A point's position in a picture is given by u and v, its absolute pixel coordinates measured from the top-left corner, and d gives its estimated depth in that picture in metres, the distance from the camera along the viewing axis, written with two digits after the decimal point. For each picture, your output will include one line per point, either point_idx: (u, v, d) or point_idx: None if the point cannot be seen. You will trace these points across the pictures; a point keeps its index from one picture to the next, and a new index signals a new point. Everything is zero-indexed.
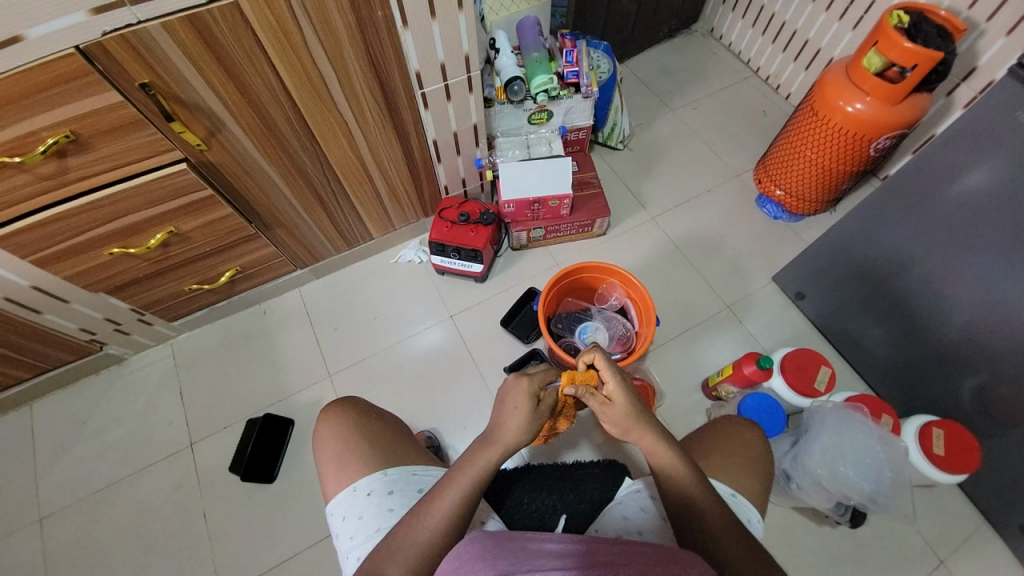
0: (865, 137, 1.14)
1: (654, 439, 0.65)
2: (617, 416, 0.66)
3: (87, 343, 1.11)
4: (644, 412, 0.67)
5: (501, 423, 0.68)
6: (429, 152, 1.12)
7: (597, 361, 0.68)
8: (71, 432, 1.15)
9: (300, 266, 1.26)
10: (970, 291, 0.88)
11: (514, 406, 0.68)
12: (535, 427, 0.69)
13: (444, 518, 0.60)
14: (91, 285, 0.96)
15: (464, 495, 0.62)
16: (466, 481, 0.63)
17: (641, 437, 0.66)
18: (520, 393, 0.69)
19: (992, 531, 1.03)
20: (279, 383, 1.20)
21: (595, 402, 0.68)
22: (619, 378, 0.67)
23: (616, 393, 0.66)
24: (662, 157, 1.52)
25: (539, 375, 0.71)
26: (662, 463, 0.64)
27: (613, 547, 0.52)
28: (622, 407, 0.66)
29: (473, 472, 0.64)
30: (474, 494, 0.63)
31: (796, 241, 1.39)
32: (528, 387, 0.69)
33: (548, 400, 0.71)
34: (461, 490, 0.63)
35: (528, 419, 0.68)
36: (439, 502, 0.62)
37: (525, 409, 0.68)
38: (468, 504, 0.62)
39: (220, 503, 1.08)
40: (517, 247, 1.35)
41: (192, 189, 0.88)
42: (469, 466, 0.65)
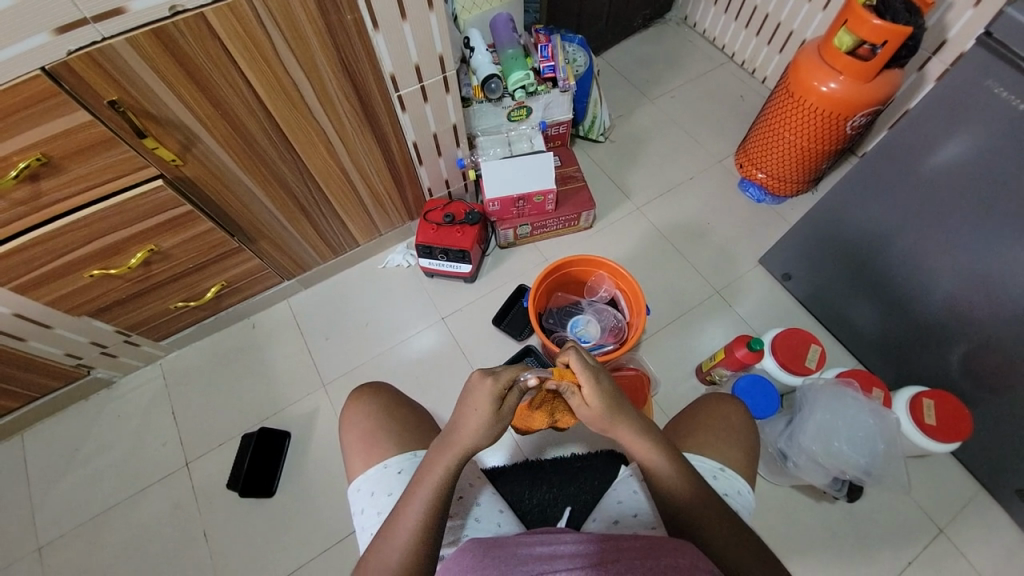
0: (841, 116, 1.16)
1: (634, 436, 0.63)
2: (593, 416, 0.65)
3: (74, 368, 1.10)
4: (623, 410, 0.64)
5: (459, 425, 0.62)
6: (410, 154, 1.11)
7: (572, 362, 0.64)
8: (65, 459, 1.13)
9: (287, 277, 1.25)
10: (953, 261, 0.90)
11: (472, 406, 0.61)
12: (500, 428, 0.63)
13: (409, 537, 0.57)
14: (73, 309, 0.95)
15: (427, 509, 0.58)
16: (427, 494, 0.59)
17: (619, 434, 0.64)
18: (479, 393, 0.62)
19: (988, 496, 1.05)
20: (273, 396, 1.19)
21: (576, 401, 0.66)
22: (595, 381, 0.64)
23: (592, 397, 0.63)
24: (644, 147, 1.53)
25: (506, 371, 0.63)
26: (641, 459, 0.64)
27: (602, 545, 0.54)
28: (599, 410, 0.64)
29: (433, 482, 0.60)
30: (439, 504, 0.59)
31: (780, 223, 1.41)
32: (491, 389, 0.61)
33: (512, 400, 0.64)
34: (424, 502, 0.59)
35: (490, 423, 0.61)
36: (403, 521, 0.58)
37: (486, 413, 0.61)
38: (433, 517, 0.58)
39: (220, 520, 1.07)
40: (504, 245, 1.34)
41: (170, 205, 0.87)
42: (429, 476, 0.60)
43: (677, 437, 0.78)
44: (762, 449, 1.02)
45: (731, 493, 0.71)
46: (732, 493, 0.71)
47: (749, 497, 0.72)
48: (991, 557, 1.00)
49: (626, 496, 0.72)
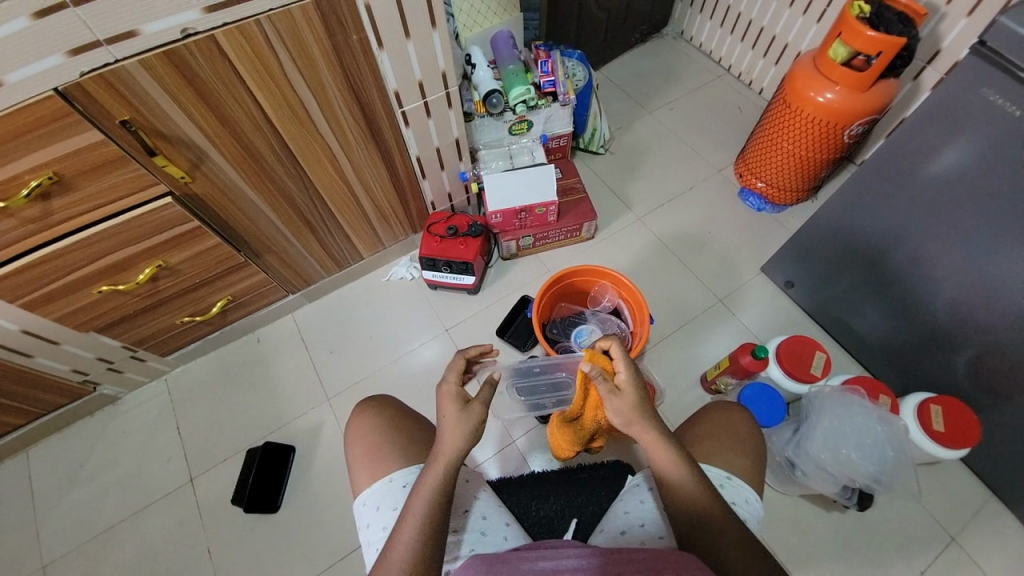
0: (838, 125, 1.17)
1: (657, 436, 0.63)
2: (623, 407, 0.64)
3: (80, 384, 1.10)
4: (650, 407, 0.65)
5: (440, 433, 0.64)
6: (413, 168, 1.13)
7: (615, 348, 0.68)
8: (69, 475, 1.13)
9: (292, 291, 1.25)
10: (955, 266, 0.90)
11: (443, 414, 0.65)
12: (474, 422, 0.64)
13: (408, 553, 0.56)
14: (80, 325, 0.96)
15: (423, 518, 0.58)
16: (422, 504, 0.59)
17: (644, 433, 0.63)
18: (445, 397, 0.66)
19: (1000, 504, 1.03)
20: (278, 410, 1.19)
21: (605, 388, 0.64)
22: (631, 369, 0.66)
23: (628, 382, 0.65)
24: (643, 158, 1.55)
25: (461, 372, 0.68)
26: (664, 465, 0.62)
27: (606, 558, 0.53)
28: (630, 398, 0.64)
29: (426, 496, 0.60)
30: (434, 516, 0.59)
31: (781, 231, 1.41)
32: (448, 388, 0.67)
33: (478, 400, 0.66)
34: (420, 515, 0.58)
35: (464, 424, 0.63)
36: (400, 537, 0.58)
37: (450, 410, 0.64)
38: (432, 524, 0.58)
39: (225, 537, 1.06)
40: (507, 256, 1.35)
41: (178, 221, 0.88)
42: (423, 490, 0.60)
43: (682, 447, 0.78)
44: (769, 458, 1.01)
45: (738, 501, 0.71)
46: (739, 502, 0.71)
47: (757, 506, 0.72)
48: (1007, 566, 0.98)
49: (633, 507, 0.71)
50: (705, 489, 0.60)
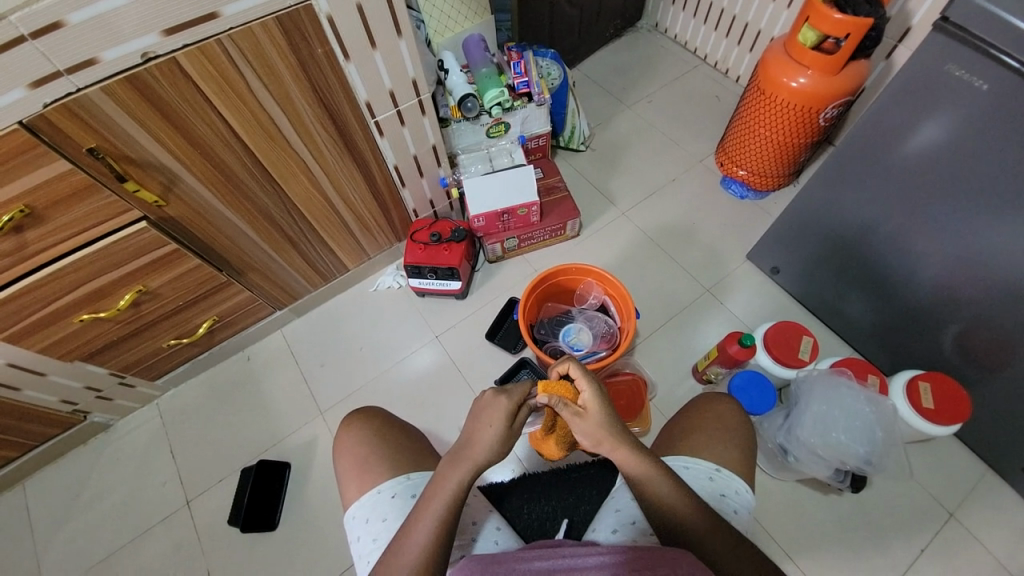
0: (813, 109, 1.17)
1: (630, 454, 0.63)
2: (590, 429, 0.64)
3: (70, 414, 1.10)
4: (620, 424, 0.64)
5: (472, 439, 0.63)
6: (391, 176, 1.13)
7: (573, 370, 0.65)
8: (64, 506, 1.12)
9: (278, 307, 1.25)
10: (936, 241, 0.90)
11: (487, 421, 0.63)
12: (510, 439, 0.64)
13: (420, 550, 0.57)
14: (65, 355, 0.95)
15: (438, 523, 0.58)
16: (439, 507, 0.59)
17: (616, 451, 0.63)
18: (493, 409, 0.63)
19: (998, 476, 1.03)
20: (271, 427, 1.18)
21: (569, 413, 0.65)
22: (595, 388, 0.65)
23: (592, 402, 0.64)
24: (624, 153, 1.55)
25: (518, 388, 0.65)
26: (639, 476, 0.62)
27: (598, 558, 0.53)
28: (595, 418, 0.64)
29: (445, 495, 0.60)
30: (451, 515, 0.59)
31: (765, 217, 1.42)
32: (506, 406, 0.63)
33: (520, 419, 0.65)
34: (438, 514, 0.59)
35: (502, 438, 0.63)
36: (414, 533, 0.58)
37: (499, 426, 0.62)
38: (445, 531, 0.58)
39: (223, 558, 1.05)
40: (493, 259, 1.35)
41: (155, 245, 0.87)
42: (441, 489, 0.61)
43: (671, 441, 0.78)
44: (762, 445, 1.01)
45: (728, 493, 0.70)
46: (729, 494, 0.70)
47: (748, 496, 0.72)
48: (1008, 539, 0.98)
49: (623, 505, 0.71)
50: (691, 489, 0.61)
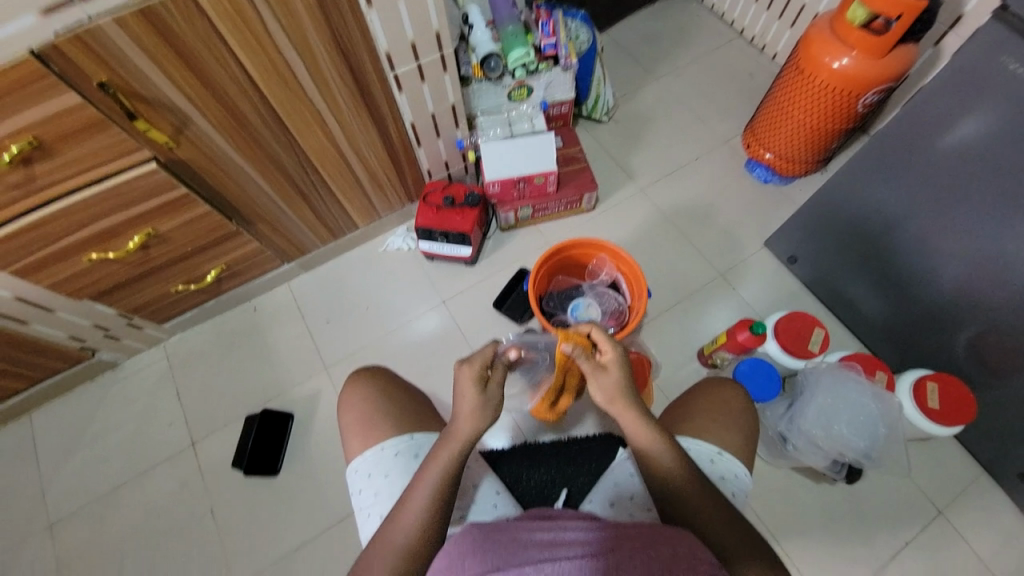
0: (853, 93, 1.12)
1: (639, 419, 0.64)
2: (608, 384, 0.65)
3: (79, 350, 1.11)
4: (633, 389, 0.65)
5: (456, 415, 0.64)
6: (407, 135, 1.10)
7: (596, 330, 0.69)
8: (73, 438, 1.16)
9: (287, 260, 1.24)
10: (964, 240, 0.87)
11: (465, 398, 0.64)
12: (494, 409, 0.64)
13: (416, 520, 0.58)
14: (72, 292, 0.95)
15: (432, 499, 0.59)
16: (433, 483, 0.60)
17: (625, 415, 0.64)
18: (464, 384, 0.65)
19: (992, 481, 1.03)
20: (277, 378, 1.20)
21: (589, 367, 0.67)
22: (615, 349, 0.67)
23: (612, 361, 0.66)
24: (648, 127, 1.50)
25: (479, 354, 0.66)
26: (644, 442, 0.63)
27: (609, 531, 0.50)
28: (614, 376, 0.65)
29: (437, 471, 0.61)
30: (445, 486, 0.60)
31: (787, 204, 1.38)
32: (470, 372, 0.65)
33: (496, 377, 0.66)
34: (432, 485, 0.60)
35: (483, 406, 0.64)
36: (410, 503, 0.60)
37: (473, 398, 0.64)
38: (438, 506, 0.59)
39: (225, 498, 1.09)
40: (505, 228, 1.33)
41: (167, 189, 0.86)
42: (433, 464, 0.61)
43: (674, 421, 0.78)
44: (762, 432, 1.02)
45: (728, 476, 0.71)
46: (729, 477, 0.71)
47: (747, 480, 0.72)
48: (995, 541, 0.99)
49: (623, 480, 0.72)
50: (691, 479, 0.61)
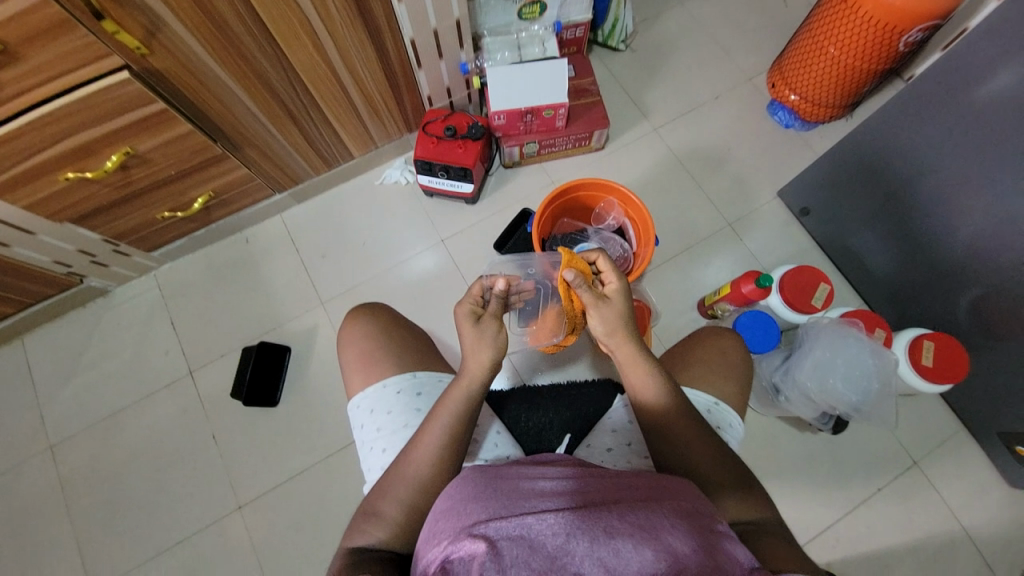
0: (897, 29, 1.03)
1: (637, 353, 0.65)
2: (610, 314, 0.66)
3: (66, 276, 1.08)
4: (632, 322, 0.67)
5: (467, 357, 0.65)
6: (407, 54, 1.00)
7: (601, 260, 0.69)
8: (69, 363, 1.16)
9: (278, 189, 1.18)
10: (992, 196, 0.84)
11: (474, 339, 0.65)
12: (496, 342, 0.65)
13: (430, 457, 0.60)
14: (54, 215, 0.91)
15: (446, 438, 0.61)
16: (446, 423, 0.61)
17: (623, 348, 0.65)
18: (467, 324, 0.66)
19: (969, 435, 1.07)
20: (272, 311, 1.18)
21: (589, 297, 0.65)
22: (618, 279, 0.68)
23: (616, 290, 0.67)
24: (667, 59, 1.38)
25: (473, 289, 0.69)
26: (641, 377, 0.64)
27: (610, 483, 0.51)
28: (617, 305, 0.66)
29: (450, 412, 0.62)
30: (459, 427, 0.61)
31: (806, 152, 1.30)
32: (466, 308, 0.67)
33: (492, 309, 0.67)
34: (444, 426, 0.61)
35: (484, 342, 0.65)
36: (423, 442, 0.61)
37: (471, 331, 0.65)
38: (452, 445, 0.61)
39: (226, 425, 1.11)
40: (509, 164, 1.26)
41: (142, 102, 0.78)
42: (444, 406, 0.62)
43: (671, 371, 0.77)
44: (755, 383, 1.04)
45: (723, 425, 0.72)
46: (723, 426, 0.72)
47: (739, 429, 0.74)
48: (962, 490, 1.04)
49: (620, 425, 0.73)
50: (690, 429, 0.61)
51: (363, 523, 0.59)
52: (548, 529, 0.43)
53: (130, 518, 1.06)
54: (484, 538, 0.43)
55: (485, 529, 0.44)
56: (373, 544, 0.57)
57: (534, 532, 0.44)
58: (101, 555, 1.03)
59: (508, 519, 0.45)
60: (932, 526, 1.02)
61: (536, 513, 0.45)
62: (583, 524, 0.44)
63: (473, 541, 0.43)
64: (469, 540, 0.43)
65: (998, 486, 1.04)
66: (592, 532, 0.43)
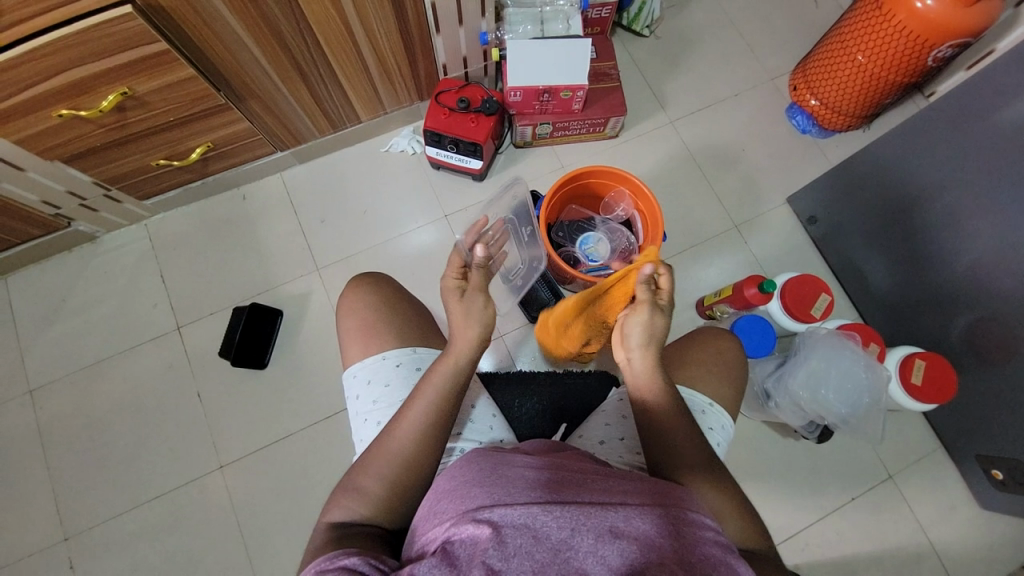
0: (927, 43, 1.02)
1: (658, 367, 0.65)
2: (657, 324, 0.65)
3: (53, 218, 1.04)
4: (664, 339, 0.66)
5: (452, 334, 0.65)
6: (426, 17, 0.95)
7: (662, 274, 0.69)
8: (52, 308, 1.12)
9: (280, 147, 1.14)
10: (1002, 222, 0.84)
11: (456, 316, 0.65)
12: (478, 315, 0.65)
13: (414, 431, 0.59)
14: (44, 153, 0.86)
15: (431, 411, 0.60)
16: (431, 396, 0.61)
17: (650, 359, 0.65)
18: (450, 298, 0.67)
19: (945, 455, 1.09)
20: (266, 273, 1.16)
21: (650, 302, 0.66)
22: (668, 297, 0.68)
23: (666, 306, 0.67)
24: (691, 50, 1.34)
25: (454, 261, 0.68)
26: (654, 388, 0.64)
27: (615, 481, 0.51)
28: (663, 319, 0.66)
29: (436, 386, 0.62)
30: (445, 400, 0.61)
31: (821, 160, 1.28)
32: (451, 282, 0.68)
33: (475, 280, 0.67)
34: (431, 399, 0.61)
35: (469, 318, 0.65)
36: (409, 414, 0.60)
37: (456, 305, 0.66)
38: (437, 419, 0.60)
39: (211, 385, 1.09)
40: (520, 144, 1.23)
41: (142, 40, 0.74)
42: (431, 379, 0.62)
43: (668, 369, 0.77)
44: (746, 387, 1.04)
45: (715, 427, 0.73)
46: (715, 428, 0.73)
47: (730, 431, 0.74)
48: (933, 507, 1.07)
49: (614, 419, 0.73)
50: (684, 430, 0.61)
51: (345, 496, 0.58)
52: (553, 522, 0.44)
53: (107, 469, 1.04)
54: (488, 523, 0.45)
55: (490, 515, 0.45)
56: (358, 518, 0.56)
57: (539, 523, 0.45)
58: (77, 504, 1.02)
59: (513, 506, 0.46)
60: (898, 539, 1.05)
61: (540, 505, 0.46)
62: (588, 521, 0.45)
63: (477, 526, 0.45)
64: (472, 524, 0.45)
65: (967, 505, 1.07)
66: (596, 531, 0.44)
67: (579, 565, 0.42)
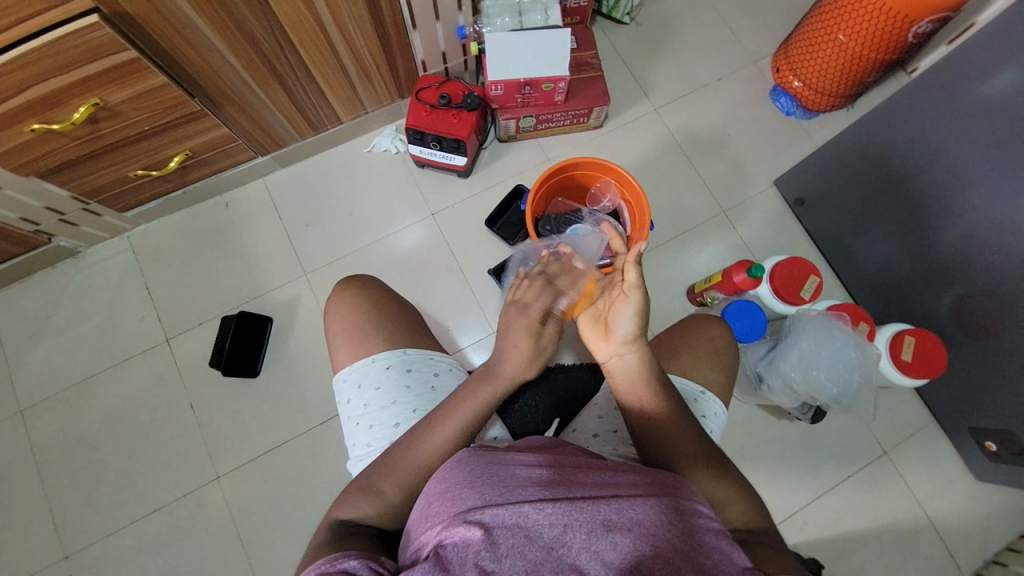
0: (907, 19, 1.02)
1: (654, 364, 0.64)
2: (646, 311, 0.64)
3: (33, 234, 1.02)
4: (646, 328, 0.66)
5: (502, 361, 0.63)
6: (402, 13, 0.94)
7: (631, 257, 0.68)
8: (38, 325, 1.11)
9: (261, 152, 1.12)
10: (986, 195, 0.85)
11: (513, 342, 0.62)
12: (542, 357, 0.64)
13: (442, 445, 0.60)
14: (18, 169, 0.85)
15: (463, 428, 0.61)
16: (465, 414, 0.61)
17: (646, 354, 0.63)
18: (518, 331, 0.62)
19: (938, 429, 1.11)
20: (254, 280, 1.14)
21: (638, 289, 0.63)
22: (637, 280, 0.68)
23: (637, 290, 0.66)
24: (672, 36, 1.33)
25: (536, 303, 0.62)
26: (659, 389, 0.63)
27: (608, 474, 0.51)
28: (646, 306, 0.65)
29: (472, 406, 0.62)
30: (479, 420, 0.62)
31: (806, 141, 1.28)
32: (527, 320, 0.62)
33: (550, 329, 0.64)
34: (462, 419, 0.61)
35: (529, 356, 0.63)
36: (438, 429, 0.60)
37: (525, 346, 0.62)
38: (467, 435, 0.61)
39: (204, 395, 1.09)
40: (504, 138, 1.22)
41: (111, 49, 0.72)
42: (466, 400, 0.62)
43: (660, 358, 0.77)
44: (739, 371, 1.05)
45: (708, 414, 0.73)
46: (708, 415, 0.73)
47: (722, 417, 0.75)
48: (927, 481, 1.08)
49: (607, 412, 0.74)
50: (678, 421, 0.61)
51: (354, 495, 0.58)
52: (545, 520, 0.45)
53: (103, 486, 1.04)
54: (479, 525, 0.45)
55: (481, 516, 0.45)
56: (359, 518, 0.56)
57: (531, 522, 0.45)
58: (75, 521, 1.02)
59: (504, 506, 0.46)
60: (895, 514, 1.07)
61: (530, 503, 0.46)
62: (580, 516, 0.45)
63: (468, 528, 0.45)
64: (464, 526, 0.45)
65: (962, 477, 1.08)
66: (588, 525, 0.44)
67: (572, 562, 0.43)
